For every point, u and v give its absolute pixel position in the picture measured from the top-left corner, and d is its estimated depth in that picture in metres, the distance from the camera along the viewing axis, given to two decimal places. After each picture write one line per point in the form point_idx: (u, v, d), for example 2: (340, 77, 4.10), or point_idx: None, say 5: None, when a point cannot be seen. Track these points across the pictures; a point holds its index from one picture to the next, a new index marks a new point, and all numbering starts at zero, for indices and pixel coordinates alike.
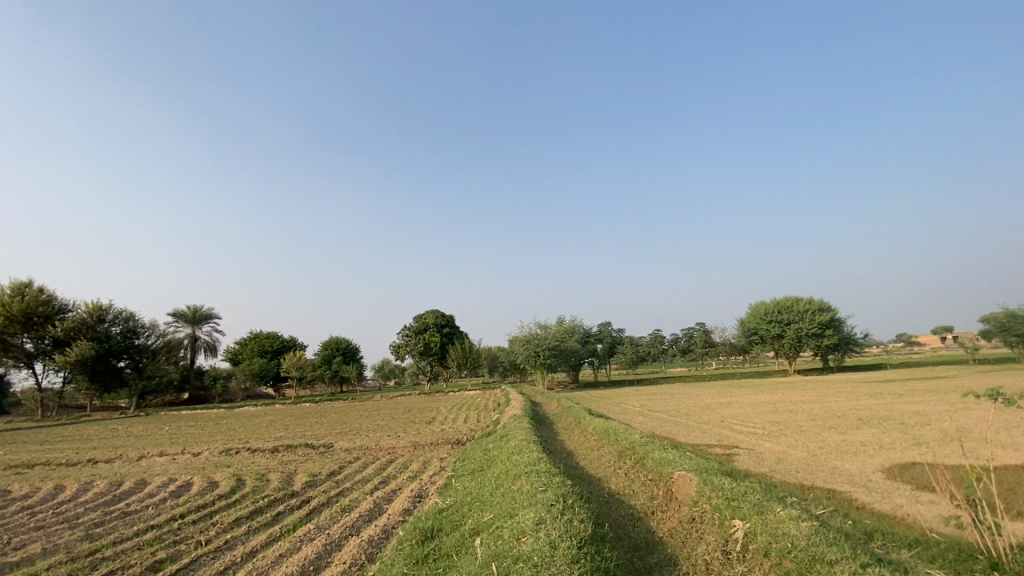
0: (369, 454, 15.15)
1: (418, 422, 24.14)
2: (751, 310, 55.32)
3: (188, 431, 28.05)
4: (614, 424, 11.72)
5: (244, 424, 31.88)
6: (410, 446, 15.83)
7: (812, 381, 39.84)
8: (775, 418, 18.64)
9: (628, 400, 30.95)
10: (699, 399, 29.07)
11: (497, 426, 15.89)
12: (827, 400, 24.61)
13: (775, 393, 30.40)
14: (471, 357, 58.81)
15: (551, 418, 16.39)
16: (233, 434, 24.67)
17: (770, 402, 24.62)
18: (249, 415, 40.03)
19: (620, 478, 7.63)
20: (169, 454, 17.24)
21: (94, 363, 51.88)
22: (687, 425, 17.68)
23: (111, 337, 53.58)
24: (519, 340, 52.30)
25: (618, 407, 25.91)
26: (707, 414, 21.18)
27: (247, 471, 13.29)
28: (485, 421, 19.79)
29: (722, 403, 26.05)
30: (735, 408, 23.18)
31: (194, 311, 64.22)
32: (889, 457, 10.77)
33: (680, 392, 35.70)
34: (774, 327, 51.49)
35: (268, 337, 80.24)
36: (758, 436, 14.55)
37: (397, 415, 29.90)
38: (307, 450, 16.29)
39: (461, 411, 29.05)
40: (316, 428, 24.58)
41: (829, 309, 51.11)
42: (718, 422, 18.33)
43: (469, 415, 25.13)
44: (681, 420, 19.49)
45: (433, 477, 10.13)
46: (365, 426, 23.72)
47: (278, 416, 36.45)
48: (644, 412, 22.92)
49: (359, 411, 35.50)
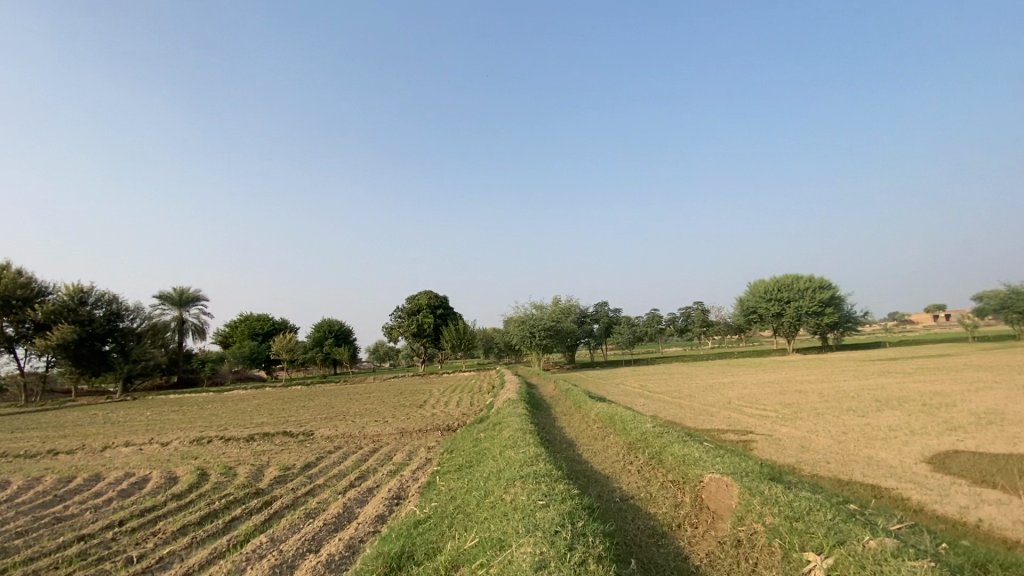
0: (351, 443, 13.93)
1: (409, 406, 23.00)
2: (750, 289, 54.24)
3: (169, 417, 26.83)
4: (621, 411, 10.48)
5: (229, 408, 30.71)
6: (396, 434, 14.61)
7: (814, 360, 38.94)
8: (785, 399, 17.59)
9: (627, 381, 29.93)
10: (700, 379, 28.07)
11: (489, 410, 14.74)
12: (834, 379, 23.62)
13: (778, 373, 29.45)
14: (465, 338, 57.71)
15: (548, 403, 15.21)
16: (215, 420, 23.47)
17: (776, 383, 23.63)
18: (236, 399, 38.84)
19: (633, 478, 6.43)
20: (135, 444, 15.97)
21: (76, 346, 50.35)
22: (692, 407, 16.64)
23: (93, 321, 51.98)
24: (514, 320, 51.07)
25: (619, 389, 24.81)
26: (712, 395, 20.08)
27: (213, 464, 12.03)
28: (478, 405, 18.64)
29: (726, 383, 25.02)
30: (740, 388, 22.17)
31: (180, 293, 62.55)
32: (926, 444, 9.69)
33: (679, 373, 34.76)
34: (774, 305, 50.47)
35: (259, 320, 78.71)
36: (773, 420, 13.48)
37: (388, 398, 28.76)
38: (285, 438, 15.06)
39: (454, 393, 27.98)
40: (300, 413, 23.39)
41: (829, 287, 50.09)
42: (724, 404, 17.26)
43: (462, 398, 24.03)
44: (686, 403, 18.42)
45: (416, 472, 8.89)
46: (352, 411, 22.57)
47: (266, 400, 35.27)
48: (644, 394, 21.86)
49: (348, 394, 34.32)
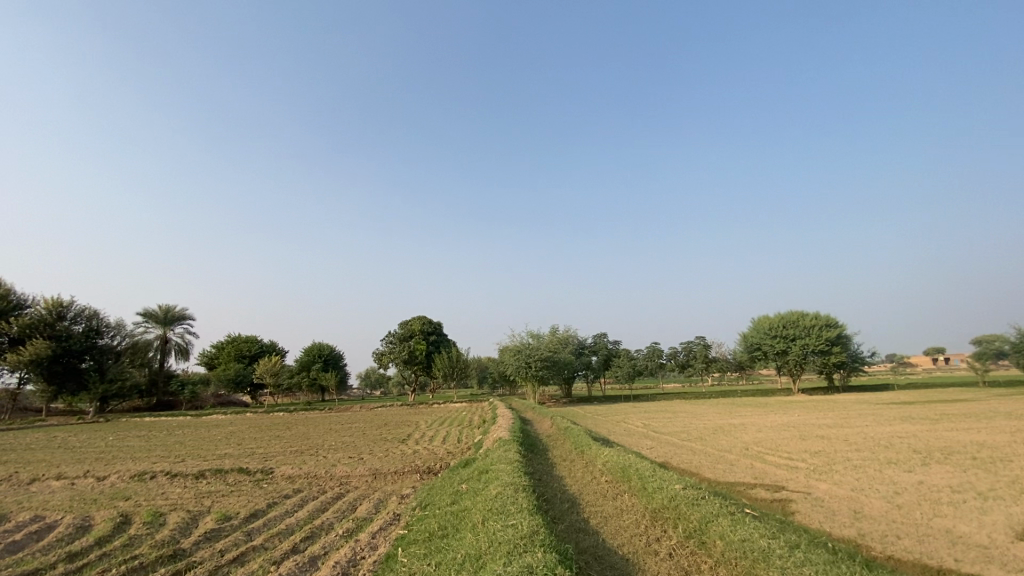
0: (314, 487, 11.96)
1: (391, 441, 20.94)
2: (753, 325, 52.47)
3: (130, 443, 24.56)
4: (636, 461, 8.61)
5: (200, 435, 28.54)
6: (368, 477, 12.58)
7: (823, 401, 37.01)
8: (808, 446, 15.73)
9: (628, 418, 27.93)
10: (706, 420, 26.16)
11: (476, 452, 12.84)
12: (855, 424, 21.74)
13: (791, 414, 27.45)
14: (457, 367, 55.64)
15: (545, 444, 13.25)
16: (177, 449, 21.40)
17: (791, 426, 21.75)
18: (211, 425, 36.45)
19: (664, 568, 4.64)
20: (69, 477, 13.93)
21: (51, 363, 48.03)
22: (707, 454, 14.75)
23: (71, 337, 49.81)
24: (509, 350, 49.12)
25: (620, 427, 22.84)
26: (725, 438, 18.20)
27: (141, 510, 9.99)
28: (466, 443, 16.70)
29: (736, 425, 23.07)
30: (755, 431, 20.21)
31: (166, 312, 60.55)
32: (1009, 513, 7.88)
33: (682, 411, 32.75)
34: (778, 342, 48.61)
35: (247, 341, 76.48)
36: (806, 473, 11.64)
37: (371, 430, 26.69)
38: (239, 476, 13.02)
39: (442, 427, 25.96)
40: (272, 444, 21.36)
41: (835, 325, 48.47)
42: (741, 450, 15.41)
43: (449, 434, 21.99)
44: (698, 446, 16.58)
45: (376, 537, 6.96)
46: (327, 444, 20.52)
47: (242, 427, 33.09)
48: (650, 435, 19.90)
49: (330, 424, 32.17)
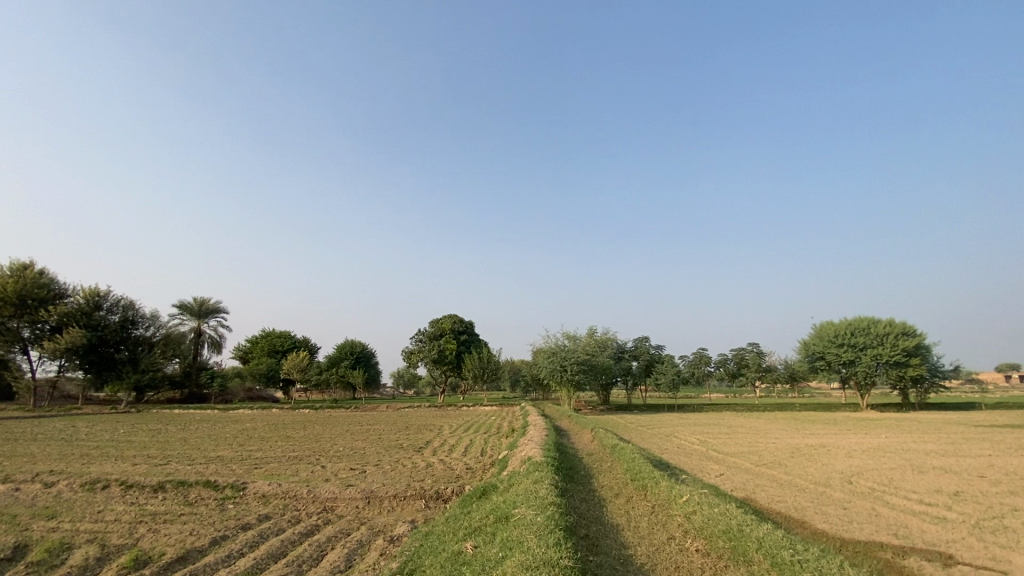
0: (287, 513, 9.20)
1: (406, 449, 18.24)
2: (815, 331, 47.31)
3: (131, 439, 22.70)
4: (747, 520, 5.54)
5: (211, 431, 26.71)
6: (359, 502, 9.82)
7: (904, 420, 32.13)
8: (935, 483, 12.03)
9: (679, 433, 24.42)
10: (772, 438, 22.32)
11: (499, 477, 9.87)
12: (971, 452, 17.63)
13: (878, 436, 23.11)
14: (489, 368, 52.77)
15: (588, 471, 10.10)
16: (174, 447, 19.36)
17: (888, 451, 17.83)
18: (230, 421, 34.79)
19: None
20: (16, 481, 11.68)
21: (85, 352, 48.10)
22: (802, 491, 11.33)
23: (107, 327, 49.92)
24: (543, 351, 45.96)
25: (673, 445, 19.37)
26: (813, 465, 14.62)
27: (48, 541, 7.36)
28: (491, 459, 13.80)
29: (816, 446, 19.28)
30: (845, 457, 16.47)
31: (200, 304, 60.32)
32: None
33: (740, 426, 28.81)
34: (846, 352, 43.46)
35: (280, 336, 76.18)
36: (969, 531, 8.23)
37: (389, 434, 24.13)
38: (204, 492, 10.39)
39: (466, 433, 23.16)
40: (275, 447, 19.01)
41: (912, 333, 43.08)
42: (845, 486, 11.84)
43: (473, 443, 19.17)
44: (783, 476, 13.05)
45: None
46: (335, 450, 18.02)
47: (259, 425, 31.29)
48: (712, 456, 16.52)
49: (349, 424, 29.93)
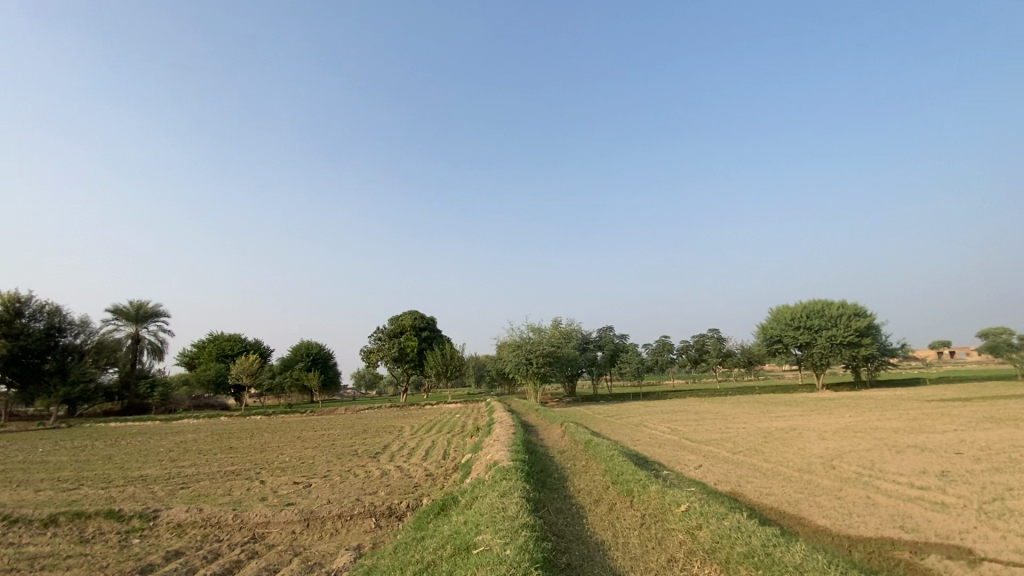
0: (204, 548, 7.60)
1: (359, 456, 16.64)
2: (773, 315, 48.13)
3: (43, 460, 20.05)
4: (772, 538, 4.48)
5: (144, 446, 24.14)
6: (295, 527, 8.34)
7: (861, 398, 32.76)
8: (919, 463, 11.52)
9: (649, 423, 23.77)
10: (742, 423, 21.90)
11: (460, 488, 8.58)
12: (938, 428, 17.56)
13: (844, 415, 23.08)
14: (452, 364, 51.16)
15: (561, 474, 8.92)
16: (94, 468, 17.03)
17: (858, 431, 17.55)
18: (170, 432, 32.00)
19: None
20: None
21: (3, 364, 43.56)
22: (788, 480, 10.54)
23: (28, 335, 45.38)
24: (507, 345, 44.82)
25: (645, 435, 18.52)
26: (791, 451, 13.97)
27: None
28: (454, 463, 12.48)
29: (787, 430, 18.88)
30: (820, 440, 16.00)
31: (137, 308, 55.99)
32: None
33: (707, 412, 28.54)
34: (802, 334, 44.35)
35: (229, 340, 72.02)
36: (977, 518, 7.53)
37: (344, 439, 22.39)
38: (105, 525, 8.63)
39: (428, 434, 21.73)
40: (212, 461, 17.00)
41: (864, 314, 44.35)
42: (831, 472, 11.16)
43: (435, 444, 17.78)
44: (764, 464, 12.29)
45: None
46: (279, 461, 16.24)
47: (201, 435, 28.77)
48: (687, 446, 15.72)
49: (301, 430, 27.89)
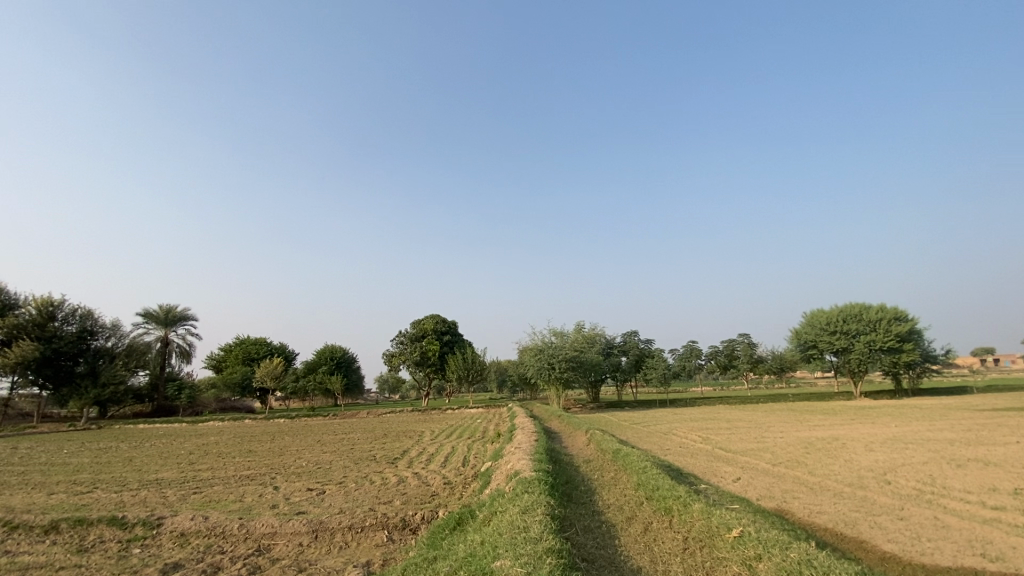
0: (204, 560, 7.12)
1: (375, 462, 16.11)
2: (807, 320, 46.23)
3: (68, 461, 20.17)
4: None
5: (166, 448, 24.20)
6: (302, 539, 7.80)
7: (904, 407, 30.91)
8: (986, 479, 10.37)
9: (678, 431, 22.73)
10: (778, 432, 20.67)
11: (479, 500, 7.92)
12: (999, 439, 16.11)
13: (890, 425, 21.58)
14: (473, 369, 50.61)
15: (587, 487, 8.21)
16: (113, 470, 16.94)
17: (908, 442, 16.24)
18: (194, 434, 32.21)
19: None
20: None
21: (39, 366, 44.78)
22: (839, 496, 9.55)
23: (62, 338, 46.60)
24: (529, 349, 44.06)
25: (675, 444, 17.56)
26: (837, 463, 12.88)
27: None
28: (473, 471, 11.83)
29: (828, 439, 17.66)
30: (867, 451, 14.78)
31: (166, 312, 57.14)
32: None
33: (739, 420, 27.27)
34: (839, 339, 42.39)
35: (255, 343, 73.09)
36: None
37: (363, 444, 21.99)
38: (108, 534, 8.25)
39: (448, 440, 21.15)
40: (229, 465, 16.74)
41: (905, 318, 42.19)
42: (886, 488, 10.12)
43: (455, 451, 17.17)
44: (808, 477, 11.29)
45: None
46: (296, 465, 15.85)
47: (224, 438, 28.79)
48: (721, 456, 14.74)
49: (322, 434, 27.66)
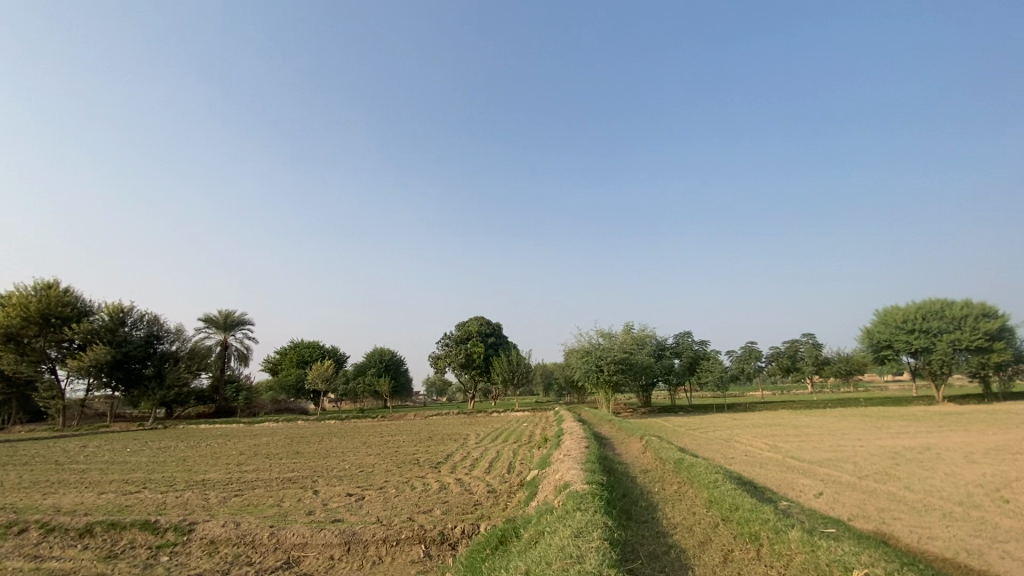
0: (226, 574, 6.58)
1: (417, 467, 15.52)
2: (879, 317, 42.67)
3: (128, 460, 20.82)
4: None
5: (219, 448, 24.70)
6: (332, 552, 7.17)
7: (999, 413, 27.62)
8: None
9: (740, 437, 21.04)
10: (855, 440, 18.67)
11: (524, 515, 7.04)
12: None
13: (990, 433, 19.07)
14: (519, 371, 49.84)
15: (648, 502, 7.16)
16: (165, 470, 17.18)
17: (1019, 453, 14.08)
18: (248, 435, 33.05)
19: None
20: None
21: (111, 368, 47.59)
22: (949, 517, 8.05)
23: (131, 342, 49.34)
24: (576, 351, 42.84)
25: (739, 452, 16.07)
26: (937, 477, 11.13)
27: None
28: (518, 480, 10.96)
29: (919, 449, 15.63)
30: (970, 463, 12.84)
31: (225, 317, 59.60)
32: None
33: (807, 427, 25.11)
34: (918, 338, 38.77)
35: (308, 347, 75.33)
36: None
37: (406, 447, 21.58)
38: (138, 540, 7.94)
39: (493, 444, 20.40)
40: (274, 467, 16.62)
41: (995, 314, 38.14)
42: (1006, 507, 8.49)
43: (500, 456, 16.37)
44: (904, 493, 9.74)
45: None
46: (338, 468, 15.51)
47: (275, 439, 29.29)
48: (793, 466, 13.21)
49: (368, 436, 27.60)
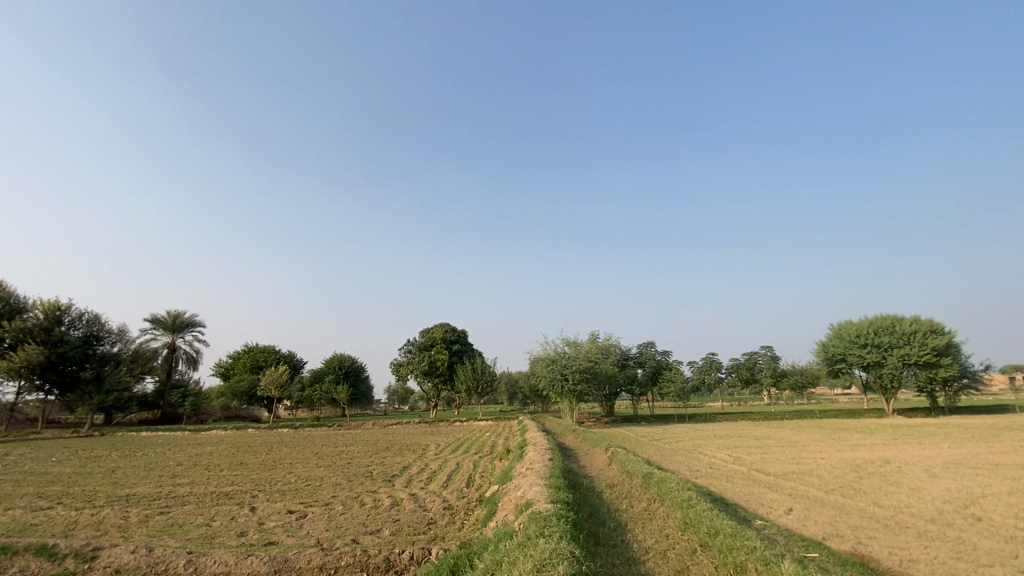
0: None
1: (369, 480, 14.50)
2: (834, 332, 43.92)
3: (47, 471, 18.89)
4: None
5: (156, 458, 22.85)
6: None
7: (947, 426, 28.57)
8: None
9: (704, 449, 20.86)
10: (816, 453, 18.70)
11: (480, 539, 6.28)
12: None
13: (943, 446, 19.47)
14: (483, 380, 48.92)
15: (618, 524, 6.53)
16: (88, 482, 15.54)
17: (973, 467, 14.25)
18: (191, 443, 30.96)
19: None
20: None
21: (43, 370, 44.11)
22: (924, 535, 7.77)
23: (67, 343, 45.94)
24: (541, 360, 42.33)
25: (704, 465, 15.74)
26: (902, 492, 11.01)
27: None
28: (476, 495, 10.19)
29: (879, 463, 15.67)
30: (930, 478, 12.86)
31: (174, 318, 56.39)
32: None
33: (768, 438, 25.25)
34: (870, 353, 40.02)
35: (263, 351, 72.21)
36: None
37: (361, 458, 20.43)
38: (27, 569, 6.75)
39: (453, 455, 19.50)
40: (211, 480, 15.25)
41: (941, 331, 39.79)
42: (976, 525, 8.32)
43: (459, 468, 15.52)
44: (873, 509, 9.49)
45: None
46: (282, 482, 14.33)
47: (220, 448, 27.46)
48: (760, 480, 12.93)
49: (322, 446, 26.17)
